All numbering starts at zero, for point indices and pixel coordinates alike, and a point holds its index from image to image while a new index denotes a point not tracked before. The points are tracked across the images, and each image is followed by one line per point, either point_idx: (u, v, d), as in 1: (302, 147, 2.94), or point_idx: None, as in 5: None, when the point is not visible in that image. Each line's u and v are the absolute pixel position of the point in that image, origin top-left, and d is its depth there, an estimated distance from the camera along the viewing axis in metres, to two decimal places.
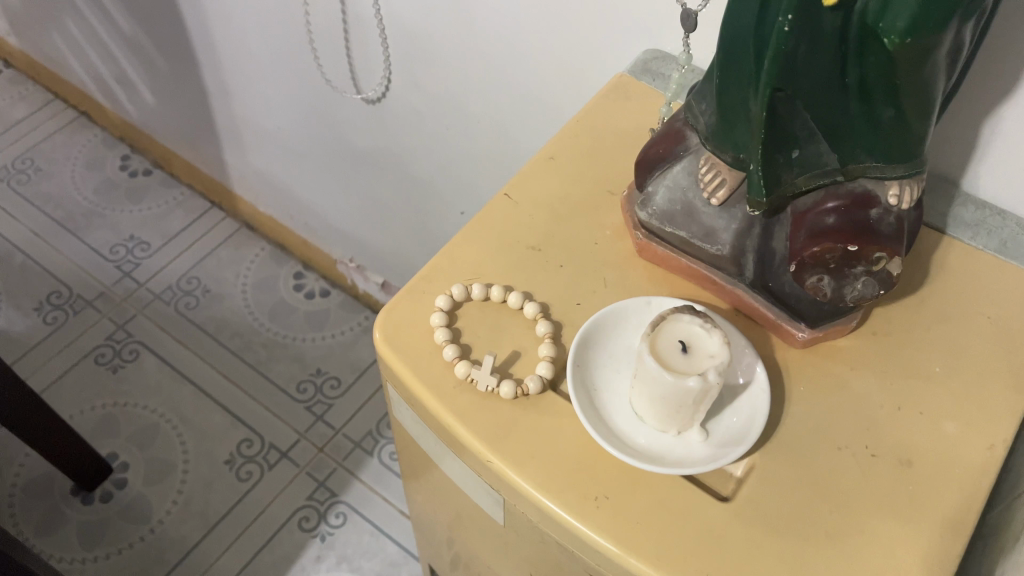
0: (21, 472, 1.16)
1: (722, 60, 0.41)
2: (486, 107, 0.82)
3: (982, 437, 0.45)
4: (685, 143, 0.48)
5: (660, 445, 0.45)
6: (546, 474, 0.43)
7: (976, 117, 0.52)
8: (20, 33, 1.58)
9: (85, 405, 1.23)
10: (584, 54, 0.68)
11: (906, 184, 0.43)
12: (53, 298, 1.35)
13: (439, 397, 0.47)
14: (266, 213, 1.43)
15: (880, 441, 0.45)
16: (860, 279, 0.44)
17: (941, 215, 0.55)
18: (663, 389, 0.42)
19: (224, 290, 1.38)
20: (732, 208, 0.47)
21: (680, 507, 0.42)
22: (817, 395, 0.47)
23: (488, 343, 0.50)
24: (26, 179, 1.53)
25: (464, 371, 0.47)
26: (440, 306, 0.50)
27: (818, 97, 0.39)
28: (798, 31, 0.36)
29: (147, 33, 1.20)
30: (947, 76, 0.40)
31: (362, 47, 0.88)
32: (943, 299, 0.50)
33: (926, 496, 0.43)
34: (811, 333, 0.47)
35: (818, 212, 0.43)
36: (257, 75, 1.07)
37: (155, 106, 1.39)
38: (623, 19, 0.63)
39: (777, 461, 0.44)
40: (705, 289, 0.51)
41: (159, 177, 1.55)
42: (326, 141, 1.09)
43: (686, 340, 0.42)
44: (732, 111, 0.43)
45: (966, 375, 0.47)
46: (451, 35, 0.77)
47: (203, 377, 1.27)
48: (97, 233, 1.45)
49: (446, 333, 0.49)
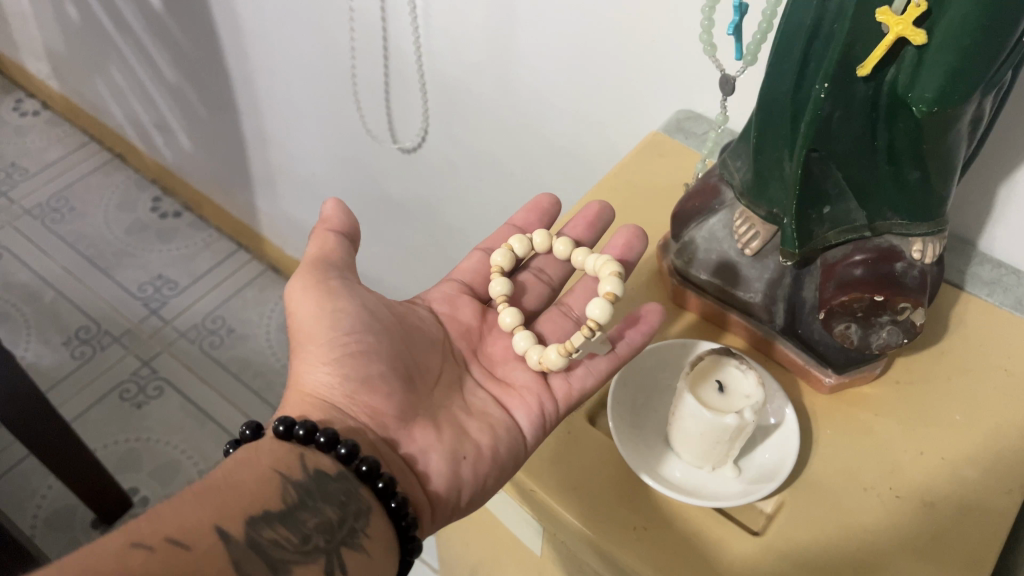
0: (44, 504, 1.18)
1: (758, 124, 0.45)
2: (520, 160, 0.86)
3: (1001, 482, 0.47)
4: (720, 198, 0.52)
5: (695, 478, 0.48)
6: (587, 506, 0.46)
7: (990, 188, 0.55)
8: (61, 77, 1.63)
9: (108, 439, 1.25)
10: (614, 116, 0.72)
11: (929, 241, 0.46)
12: (81, 333, 1.38)
13: (534, 379, 0.53)
14: (293, 257, 1.47)
15: (902, 484, 0.47)
16: (886, 327, 0.47)
17: (959, 273, 0.58)
18: (701, 428, 0.45)
19: (249, 331, 1.42)
20: (765, 258, 0.50)
21: (715, 542, 0.45)
22: (841, 438, 0.49)
23: (568, 408, 0.51)
24: (59, 218, 1.57)
25: (561, 350, 0.50)
26: (569, 233, 0.59)
27: (849, 159, 0.43)
28: (833, 98, 0.40)
29: (189, 80, 1.25)
30: (969, 142, 0.43)
31: (402, 101, 0.92)
32: (960, 352, 0.53)
33: (948, 538, 0.45)
34: (837, 378, 0.50)
35: (846, 264, 0.47)
36: (297, 124, 1.12)
37: (191, 150, 1.43)
38: (652, 86, 0.67)
39: (805, 499, 0.46)
40: (721, 325, 0.55)
41: (188, 219, 1.60)
42: (361, 189, 1.14)
43: (724, 381, 0.47)
44: (766, 170, 0.46)
45: (987, 424, 0.49)
46: (490, 92, 0.81)
47: (225, 415, 1.30)
48: (127, 272, 1.48)
49: (506, 288, 0.57)
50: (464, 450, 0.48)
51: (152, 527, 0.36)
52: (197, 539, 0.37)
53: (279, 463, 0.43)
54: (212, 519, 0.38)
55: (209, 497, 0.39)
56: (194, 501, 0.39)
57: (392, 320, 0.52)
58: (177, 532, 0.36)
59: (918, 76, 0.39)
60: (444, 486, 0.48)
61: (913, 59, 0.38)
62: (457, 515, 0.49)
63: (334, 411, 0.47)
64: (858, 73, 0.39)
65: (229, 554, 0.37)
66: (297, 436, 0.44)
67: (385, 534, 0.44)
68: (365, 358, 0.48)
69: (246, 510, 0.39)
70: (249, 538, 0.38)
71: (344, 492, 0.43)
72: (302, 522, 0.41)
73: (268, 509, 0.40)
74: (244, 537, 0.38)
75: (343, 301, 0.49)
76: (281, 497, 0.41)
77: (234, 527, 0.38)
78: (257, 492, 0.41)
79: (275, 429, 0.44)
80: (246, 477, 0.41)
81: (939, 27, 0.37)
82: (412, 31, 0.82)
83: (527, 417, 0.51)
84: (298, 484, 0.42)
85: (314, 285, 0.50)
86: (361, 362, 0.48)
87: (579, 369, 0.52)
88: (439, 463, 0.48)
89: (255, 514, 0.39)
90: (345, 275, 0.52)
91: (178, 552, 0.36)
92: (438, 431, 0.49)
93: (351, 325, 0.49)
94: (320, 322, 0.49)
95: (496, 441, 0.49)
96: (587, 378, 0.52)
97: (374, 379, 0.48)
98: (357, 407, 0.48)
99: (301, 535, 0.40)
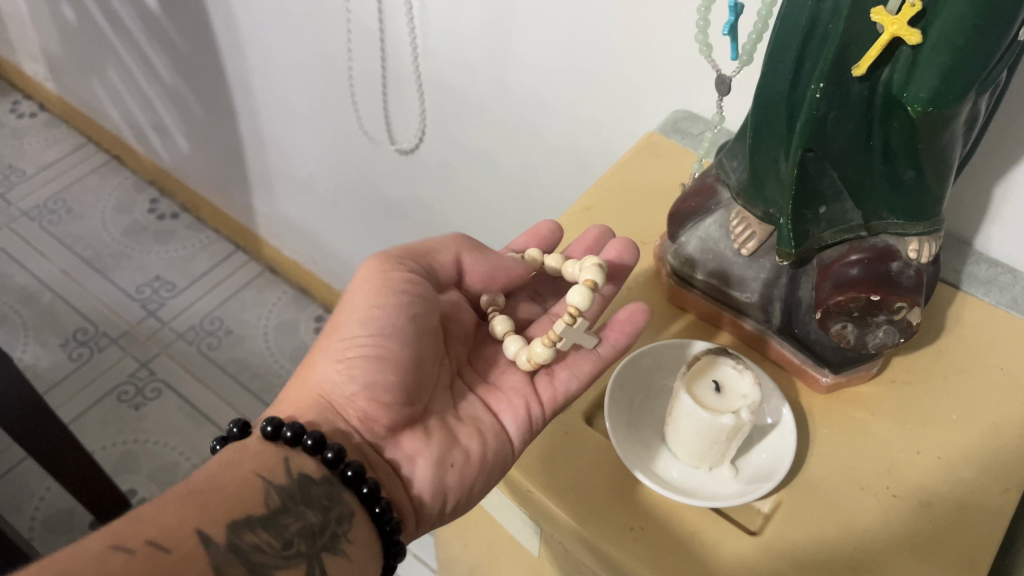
0: (41, 506, 1.18)
1: (754, 124, 0.45)
2: (517, 160, 0.86)
3: (997, 481, 0.47)
4: (717, 199, 0.52)
5: (692, 479, 0.48)
6: (582, 507, 0.46)
7: (986, 187, 0.55)
8: (58, 79, 1.63)
9: (105, 441, 1.25)
10: (609, 115, 0.72)
11: (925, 240, 0.46)
12: (79, 335, 1.38)
13: (524, 383, 0.53)
14: (290, 258, 1.47)
15: (899, 483, 0.47)
16: (882, 327, 0.47)
17: (955, 272, 0.58)
18: (699, 427, 0.45)
19: (247, 333, 1.42)
20: (761, 258, 0.50)
21: (712, 542, 0.45)
22: (838, 436, 0.49)
23: (554, 414, 0.51)
24: (56, 220, 1.57)
25: (547, 341, 0.51)
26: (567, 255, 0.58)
27: (845, 160, 0.43)
28: (829, 98, 0.40)
29: (186, 82, 1.25)
30: (964, 142, 0.43)
31: (399, 102, 0.92)
32: (956, 351, 0.53)
33: (944, 537, 0.45)
34: (833, 378, 0.50)
35: (842, 264, 0.46)
36: (294, 125, 1.11)
37: (188, 151, 1.43)
38: (648, 87, 0.67)
39: (802, 498, 0.46)
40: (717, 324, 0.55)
41: (186, 220, 1.59)
42: (359, 190, 1.13)
43: (722, 381, 0.47)
44: (762, 170, 0.46)
45: (983, 423, 0.49)
46: (487, 92, 0.81)
47: (223, 417, 1.30)
48: (124, 273, 1.48)
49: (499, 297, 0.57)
50: (452, 458, 0.49)
51: (134, 529, 0.37)
52: (177, 542, 0.37)
53: (263, 466, 0.43)
54: (194, 522, 0.38)
55: (195, 497, 0.40)
56: (178, 502, 0.39)
57: (432, 321, 0.52)
58: (158, 535, 0.37)
59: (913, 76, 0.39)
60: (430, 492, 0.49)
61: (909, 59, 0.39)
62: (443, 519, 0.50)
63: (330, 412, 0.48)
64: (853, 73, 0.39)
65: (209, 557, 0.37)
66: (284, 437, 0.44)
67: (369, 539, 0.44)
68: (379, 363, 0.48)
69: (228, 513, 0.39)
70: (230, 544, 0.38)
71: (327, 497, 0.43)
72: (284, 526, 0.41)
73: (249, 513, 0.40)
74: (225, 542, 0.38)
75: (389, 303, 0.49)
76: (263, 502, 0.41)
77: (216, 530, 0.38)
78: (238, 495, 0.41)
79: (263, 430, 0.44)
80: (231, 480, 0.41)
81: (934, 26, 0.37)
82: (408, 31, 0.82)
83: (516, 422, 0.51)
84: (281, 487, 0.42)
85: (372, 282, 0.50)
86: (372, 367, 0.48)
87: (563, 373, 0.53)
88: (426, 469, 0.49)
89: (238, 517, 0.39)
90: (409, 271, 0.51)
91: (158, 554, 0.36)
92: (427, 436, 0.50)
93: (379, 327, 0.48)
94: (356, 318, 0.49)
95: (484, 448, 0.50)
96: (572, 381, 0.52)
97: (385, 388, 0.48)
98: (352, 410, 0.48)
99: (282, 540, 0.40)
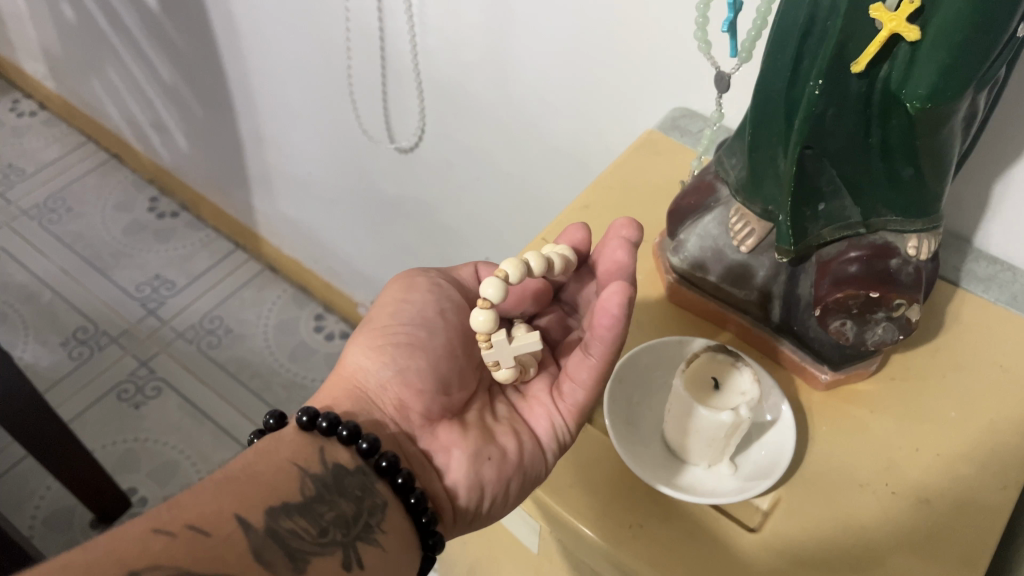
0: (42, 505, 1.18)
1: (752, 122, 0.45)
2: (516, 158, 0.86)
3: (996, 478, 0.47)
4: (716, 195, 0.52)
5: (692, 476, 0.48)
6: (585, 505, 0.46)
7: (986, 184, 0.55)
8: (58, 78, 1.63)
9: (106, 440, 1.25)
10: (607, 112, 0.72)
11: (924, 237, 0.46)
12: (79, 333, 1.38)
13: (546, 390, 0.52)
14: (290, 256, 1.47)
15: (899, 481, 0.47)
16: (881, 324, 0.47)
17: (954, 269, 0.58)
18: (700, 424, 0.45)
19: (247, 332, 1.42)
20: (761, 255, 0.50)
21: (711, 539, 0.45)
22: (839, 433, 0.49)
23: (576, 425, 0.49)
24: (56, 219, 1.57)
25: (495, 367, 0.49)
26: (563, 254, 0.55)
27: (843, 157, 0.43)
28: (827, 95, 0.40)
29: (185, 80, 1.25)
30: (962, 139, 0.43)
31: (399, 102, 0.92)
32: (956, 348, 0.53)
33: (943, 535, 0.45)
34: (833, 375, 0.50)
35: (841, 261, 0.47)
36: (293, 123, 1.11)
37: (188, 150, 1.43)
38: (648, 85, 0.67)
39: (802, 495, 0.46)
40: (716, 321, 0.55)
41: (185, 219, 1.59)
42: (358, 189, 1.14)
43: (719, 379, 0.47)
44: (761, 168, 0.47)
45: (983, 420, 0.49)
46: (485, 91, 0.81)
47: (222, 416, 1.30)
48: (124, 272, 1.48)
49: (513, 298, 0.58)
50: (488, 451, 0.48)
51: (176, 513, 0.37)
52: (216, 526, 0.37)
53: (298, 457, 0.43)
54: (232, 508, 0.38)
55: (231, 485, 0.39)
56: (216, 490, 0.39)
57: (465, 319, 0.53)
58: (197, 519, 0.37)
59: (911, 72, 0.39)
60: (467, 487, 0.47)
61: (907, 56, 0.38)
62: (480, 517, 0.49)
63: (365, 401, 0.48)
64: (852, 70, 0.39)
65: (249, 542, 0.37)
66: (319, 427, 0.44)
67: (401, 529, 0.44)
68: (410, 350, 0.49)
69: (265, 500, 0.39)
70: (268, 529, 0.38)
71: (360, 487, 0.43)
72: (320, 514, 0.41)
73: (288, 500, 0.40)
74: (264, 527, 0.38)
75: (418, 296, 0.52)
76: (299, 490, 0.41)
77: (255, 515, 0.38)
78: (277, 484, 0.41)
79: (298, 419, 0.44)
80: (265, 468, 0.41)
81: (933, 23, 0.37)
82: (408, 30, 0.82)
83: (549, 423, 0.49)
84: (316, 477, 0.42)
85: (403, 279, 0.53)
86: (402, 352, 0.49)
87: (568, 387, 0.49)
88: (462, 461, 0.47)
89: (275, 504, 0.39)
90: (433, 274, 0.54)
91: (199, 538, 0.36)
92: (464, 429, 0.49)
93: (411, 316, 0.51)
94: (387, 312, 0.51)
95: (522, 445, 0.48)
96: (577, 392, 0.49)
97: (418, 374, 0.48)
98: (390, 397, 0.48)
99: (318, 527, 0.40)
